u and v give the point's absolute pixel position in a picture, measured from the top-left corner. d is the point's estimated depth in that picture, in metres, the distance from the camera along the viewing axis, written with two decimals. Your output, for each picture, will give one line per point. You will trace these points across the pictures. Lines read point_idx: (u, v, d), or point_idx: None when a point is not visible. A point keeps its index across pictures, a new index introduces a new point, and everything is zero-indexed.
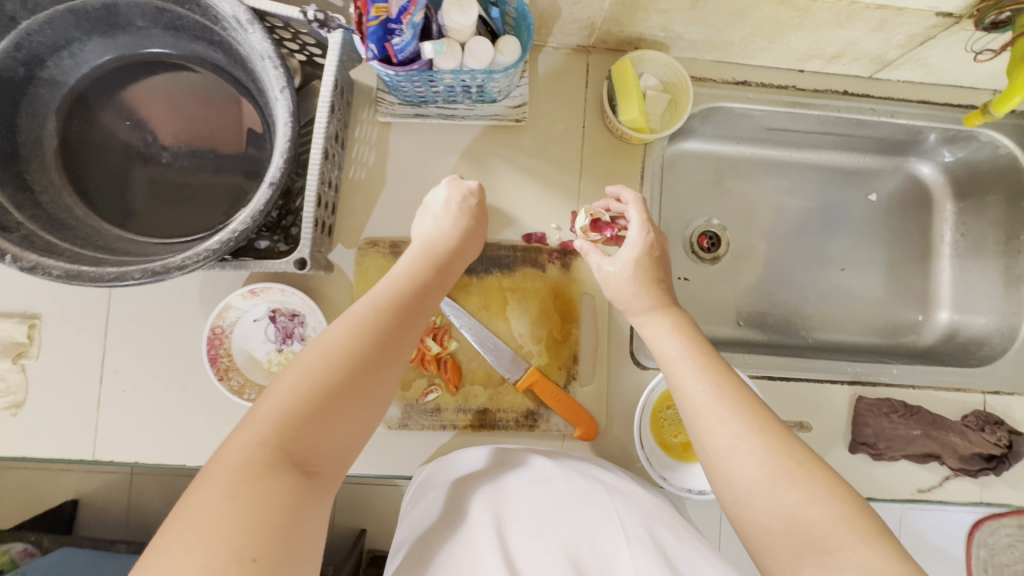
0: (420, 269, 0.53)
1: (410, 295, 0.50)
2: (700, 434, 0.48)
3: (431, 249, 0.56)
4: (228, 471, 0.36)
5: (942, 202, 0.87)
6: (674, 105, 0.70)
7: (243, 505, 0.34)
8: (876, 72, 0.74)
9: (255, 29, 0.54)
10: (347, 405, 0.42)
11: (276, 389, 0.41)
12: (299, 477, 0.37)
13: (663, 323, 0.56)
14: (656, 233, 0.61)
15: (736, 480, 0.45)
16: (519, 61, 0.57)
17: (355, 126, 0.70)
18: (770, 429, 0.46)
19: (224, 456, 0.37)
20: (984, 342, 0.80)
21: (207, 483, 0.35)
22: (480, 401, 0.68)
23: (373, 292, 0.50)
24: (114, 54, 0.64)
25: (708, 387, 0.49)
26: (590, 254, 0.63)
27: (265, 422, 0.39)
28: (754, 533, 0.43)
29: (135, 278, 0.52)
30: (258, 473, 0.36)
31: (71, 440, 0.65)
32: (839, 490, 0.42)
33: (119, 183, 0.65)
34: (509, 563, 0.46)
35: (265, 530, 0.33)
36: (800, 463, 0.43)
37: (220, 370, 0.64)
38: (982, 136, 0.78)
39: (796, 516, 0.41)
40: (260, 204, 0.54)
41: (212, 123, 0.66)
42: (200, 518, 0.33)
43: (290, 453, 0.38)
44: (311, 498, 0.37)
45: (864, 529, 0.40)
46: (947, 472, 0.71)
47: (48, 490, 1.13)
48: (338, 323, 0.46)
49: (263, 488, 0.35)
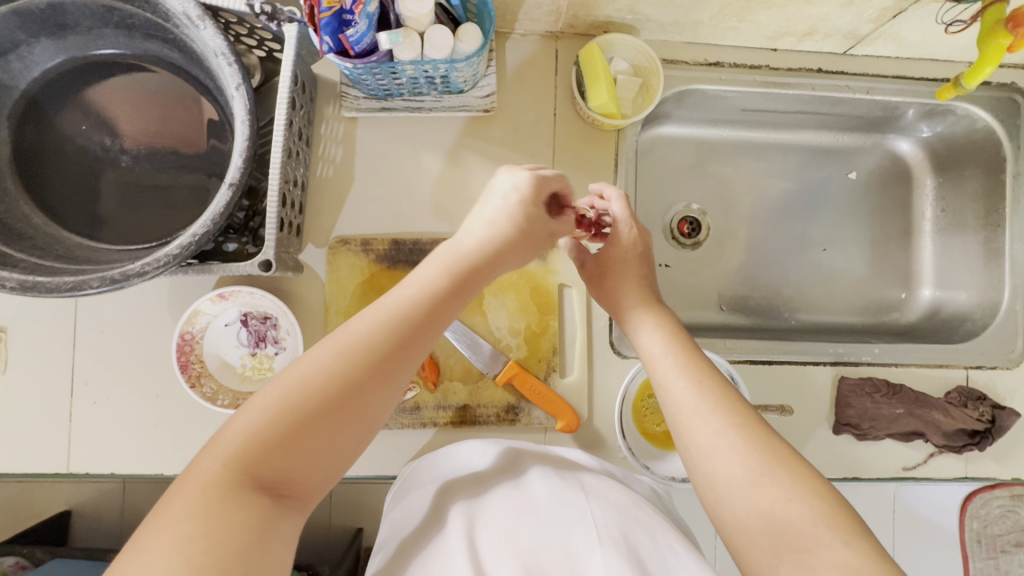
0: (436, 281, 0.47)
1: (423, 307, 0.45)
2: (681, 431, 0.47)
3: (460, 253, 0.50)
4: (194, 489, 0.35)
5: (923, 177, 0.87)
6: (646, 89, 0.69)
7: (205, 527, 0.33)
8: (849, 48, 0.73)
9: (206, 24, 0.53)
10: (329, 431, 0.39)
11: (253, 407, 0.39)
12: (266, 502, 0.36)
13: (647, 318, 0.55)
14: (641, 229, 0.60)
15: (717, 478, 0.44)
16: (482, 49, 0.56)
17: (321, 122, 0.68)
18: (751, 426, 0.45)
19: (193, 471, 0.36)
20: (966, 316, 0.80)
21: (176, 495, 0.35)
22: (460, 397, 0.68)
23: (384, 301, 0.45)
24: (66, 56, 0.62)
25: (689, 384, 0.48)
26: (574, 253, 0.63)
27: (235, 442, 0.37)
28: (733, 532, 0.43)
29: (93, 286, 0.50)
30: (222, 495, 0.35)
31: (44, 454, 0.64)
32: (819, 489, 0.42)
33: (79, 189, 0.63)
34: (477, 566, 0.45)
35: (223, 555, 0.32)
36: (780, 461, 0.43)
37: (191, 377, 0.63)
38: (958, 109, 0.77)
39: (774, 517, 0.41)
40: (220, 206, 0.52)
41: (171, 124, 0.64)
42: (161, 537, 0.32)
43: (259, 477, 0.36)
44: (279, 524, 0.36)
45: (843, 528, 0.40)
46: (932, 449, 0.71)
47: (36, 504, 1.12)
48: (331, 337, 0.43)
49: (226, 517, 0.34)
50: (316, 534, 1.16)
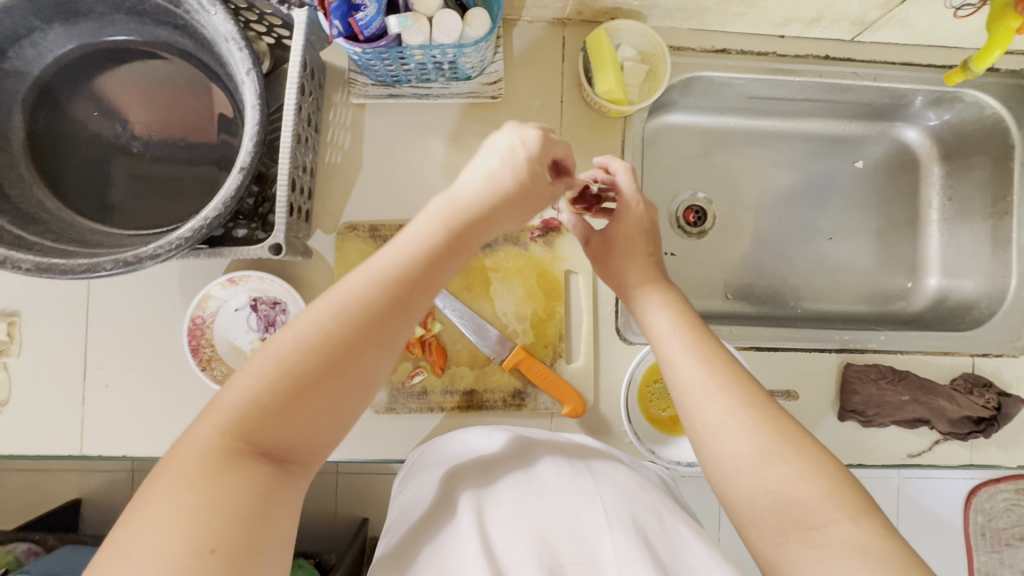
0: (429, 236, 0.44)
1: (416, 265, 0.43)
2: (687, 410, 0.48)
3: (454, 206, 0.46)
4: (193, 457, 0.36)
5: (930, 166, 0.86)
6: (653, 76, 0.69)
7: (205, 496, 0.34)
8: (857, 35, 0.73)
9: (217, 9, 0.53)
10: (324, 394, 0.39)
11: (246, 374, 0.39)
12: (267, 467, 0.37)
13: (654, 297, 0.55)
14: (647, 204, 0.60)
15: (725, 457, 0.44)
16: (490, 34, 0.56)
17: (330, 109, 0.68)
18: (759, 405, 0.45)
19: (189, 440, 0.37)
20: (972, 305, 0.80)
21: (172, 464, 0.36)
22: (467, 382, 0.68)
23: (375, 258, 0.43)
24: (78, 42, 0.63)
25: (696, 362, 0.48)
26: (577, 227, 0.63)
27: (230, 410, 0.37)
28: (740, 509, 0.43)
29: (107, 269, 0.51)
30: (221, 464, 0.35)
31: (58, 437, 0.65)
32: (827, 466, 0.42)
33: (91, 176, 0.64)
34: (490, 553, 0.45)
35: (225, 522, 0.33)
36: (787, 439, 0.43)
37: (202, 360, 0.64)
38: (966, 96, 0.77)
39: (782, 495, 0.41)
40: (231, 189, 0.53)
41: (181, 111, 0.65)
42: (162, 505, 0.33)
43: (257, 443, 0.37)
44: (282, 489, 0.37)
45: (850, 506, 0.40)
46: (937, 436, 0.71)
47: (48, 491, 1.13)
48: (321, 298, 0.41)
49: (226, 485, 0.34)
50: (323, 523, 1.17)
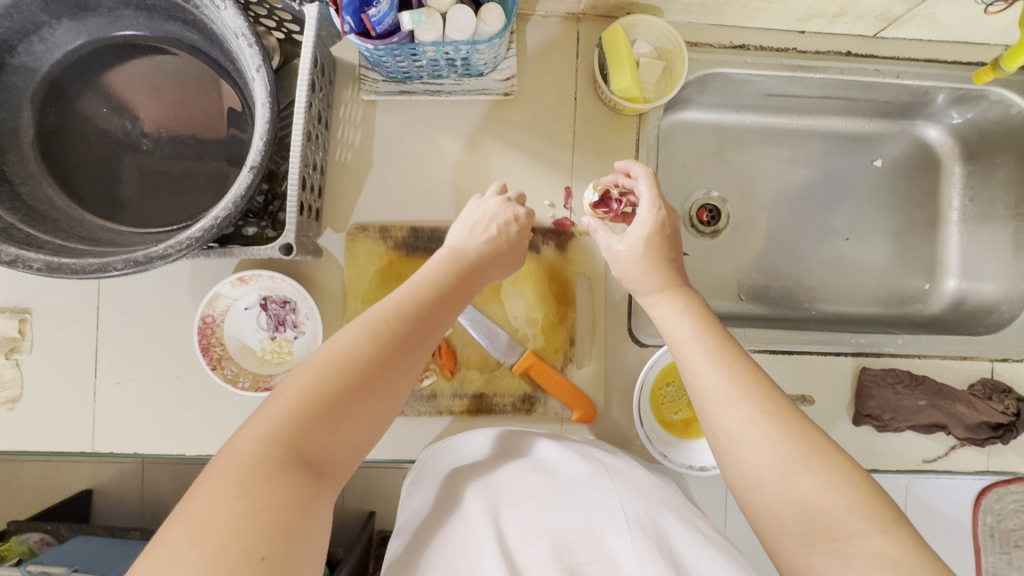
0: (444, 278, 0.50)
1: (435, 300, 0.48)
2: (709, 417, 0.47)
3: (460, 258, 0.53)
4: (235, 467, 0.35)
5: (951, 165, 0.84)
6: (669, 72, 0.68)
7: (252, 503, 0.33)
8: (881, 30, 0.71)
9: (226, 5, 0.52)
10: (360, 411, 0.40)
11: (286, 389, 0.39)
12: (308, 478, 0.36)
13: (674, 304, 0.54)
14: (667, 210, 0.58)
15: (747, 465, 0.44)
16: (504, 31, 0.55)
17: (340, 106, 0.67)
18: (783, 414, 0.45)
19: (230, 452, 0.36)
20: (992, 309, 0.79)
21: (214, 475, 0.35)
22: (475, 385, 0.68)
23: (399, 292, 0.48)
24: (86, 38, 0.62)
25: (719, 369, 0.48)
26: (599, 231, 0.60)
27: (273, 421, 0.38)
28: (763, 519, 0.43)
29: (118, 268, 0.51)
30: (268, 472, 0.35)
31: (70, 433, 0.65)
32: (854, 477, 0.42)
33: (101, 173, 0.64)
34: (505, 552, 0.45)
35: (273, 530, 0.33)
36: (813, 449, 0.43)
37: (212, 359, 0.63)
38: (991, 94, 0.75)
39: (808, 505, 0.41)
40: (242, 188, 0.52)
41: (191, 107, 0.64)
42: (208, 513, 0.32)
43: (300, 454, 0.37)
44: (318, 501, 0.36)
45: (880, 517, 0.40)
46: (954, 442, 0.70)
47: (60, 483, 1.15)
48: (354, 323, 0.44)
49: (272, 490, 0.34)
50: (330, 516, 1.18)
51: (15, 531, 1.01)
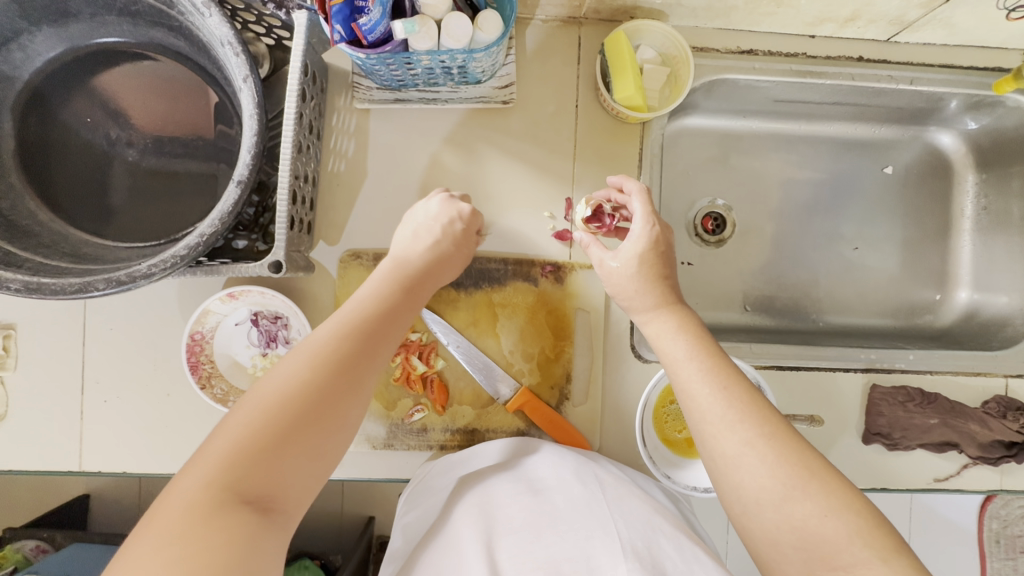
0: (386, 290, 0.49)
1: (382, 317, 0.46)
2: (706, 440, 0.45)
3: (402, 266, 0.51)
4: (170, 518, 0.33)
5: (964, 173, 0.82)
6: (674, 79, 0.65)
7: (184, 557, 0.31)
8: (894, 35, 0.68)
9: (211, 11, 0.50)
10: (300, 440, 0.38)
11: (224, 428, 0.38)
12: (251, 517, 0.34)
13: (669, 321, 0.52)
14: (661, 226, 0.56)
15: (745, 490, 0.42)
16: (502, 39, 0.52)
17: (333, 114, 0.65)
18: (780, 436, 0.43)
19: (168, 499, 0.35)
20: (1006, 322, 0.76)
21: (152, 525, 0.33)
22: (467, 420, 0.65)
23: (344, 312, 0.46)
24: (68, 45, 0.60)
25: (715, 391, 0.46)
26: (591, 247, 0.58)
27: (210, 461, 0.36)
28: (761, 546, 0.41)
29: (100, 289, 0.49)
30: (204, 515, 0.33)
31: (57, 452, 0.64)
32: (856, 504, 0.40)
33: (86, 185, 0.61)
34: None
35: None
36: (813, 473, 0.41)
37: (202, 378, 0.62)
38: (1008, 101, 0.72)
39: (808, 532, 0.39)
40: (228, 204, 0.50)
41: (178, 117, 0.62)
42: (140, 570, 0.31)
43: (239, 492, 0.35)
44: (264, 539, 0.34)
45: (881, 545, 0.38)
46: (966, 460, 0.68)
47: (55, 489, 1.13)
48: (294, 352, 0.43)
49: (205, 542, 0.32)
50: (328, 523, 1.17)
51: (10, 538, 1.00)
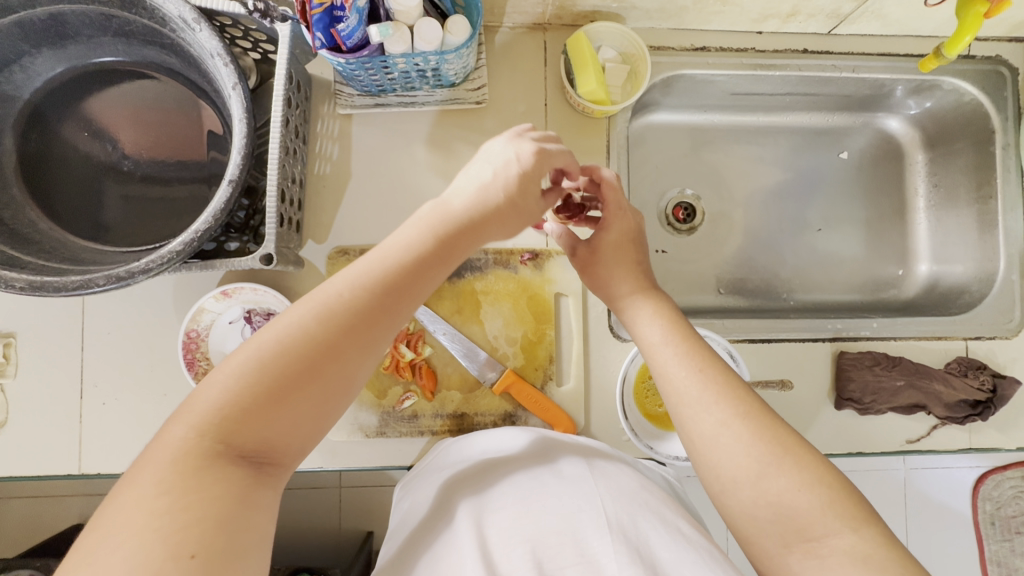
0: (417, 241, 0.45)
1: (393, 273, 0.43)
2: (683, 421, 0.47)
3: (443, 213, 0.46)
4: (171, 460, 0.35)
5: (914, 154, 0.87)
6: (634, 75, 0.70)
7: (186, 499, 0.34)
8: (833, 28, 0.74)
9: (202, 27, 0.54)
10: (298, 397, 0.39)
11: (222, 373, 0.39)
12: (245, 469, 0.37)
13: (645, 307, 0.55)
14: (632, 213, 0.59)
15: (721, 468, 0.44)
16: (470, 40, 0.57)
17: (317, 121, 0.69)
18: (755, 415, 0.45)
19: (164, 443, 0.37)
20: (964, 289, 0.80)
21: (147, 468, 0.35)
22: (456, 405, 0.68)
23: (355, 267, 0.43)
24: (67, 65, 0.64)
25: (691, 372, 0.48)
26: (563, 238, 0.62)
27: (206, 411, 0.37)
28: (740, 522, 0.43)
29: (100, 285, 0.52)
30: (197, 466, 0.35)
31: (57, 456, 0.65)
32: (827, 477, 0.42)
33: (83, 196, 0.65)
34: (487, 558, 0.44)
35: (204, 529, 0.33)
36: (786, 450, 0.43)
37: (198, 373, 0.65)
38: (945, 84, 0.78)
39: (782, 505, 0.41)
40: (221, 203, 0.53)
41: (171, 129, 0.66)
42: (133, 512, 0.33)
43: (234, 445, 0.37)
44: (256, 489, 0.37)
45: (852, 515, 0.40)
46: (935, 421, 0.72)
47: (51, 518, 1.13)
48: (302, 301, 0.42)
49: (210, 486, 0.35)
50: (327, 537, 1.16)
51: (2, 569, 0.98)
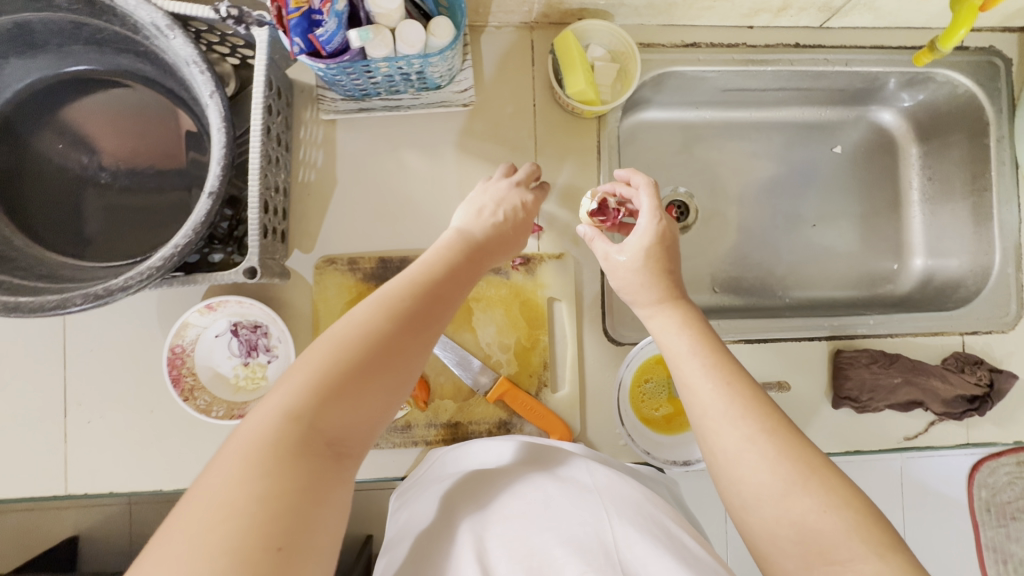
0: (452, 257, 0.52)
1: (440, 279, 0.49)
2: (707, 436, 0.46)
3: (465, 241, 0.55)
4: (255, 449, 0.35)
5: (907, 147, 0.86)
6: (624, 74, 0.69)
7: (273, 487, 0.34)
8: (826, 21, 0.73)
9: (175, 34, 0.52)
10: (373, 386, 0.41)
11: (300, 366, 0.40)
12: (327, 457, 0.37)
13: (673, 317, 0.54)
14: (667, 221, 0.58)
15: (745, 485, 0.43)
16: (455, 42, 0.55)
17: (300, 127, 0.68)
18: (781, 432, 0.44)
19: (244, 434, 0.37)
20: (959, 283, 0.80)
21: (229, 458, 0.35)
22: (450, 414, 0.67)
23: (410, 274, 0.49)
24: (38, 75, 0.62)
25: (718, 386, 0.47)
26: (596, 241, 0.60)
27: (289, 399, 0.38)
28: (760, 540, 0.42)
29: (78, 304, 0.50)
30: (283, 454, 0.35)
31: (42, 477, 0.64)
32: (853, 500, 0.41)
33: (60, 210, 0.63)
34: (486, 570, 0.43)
35: (289, 520, 0.33)
36: (812, 469, 0.42)
37: (184, 390, 0.63)
38: (939, 76, 0.77)
39: (807, 527, 0.40)
40: (201, 216, 0.52)
41: (149, 138, 0.64)
42: (219, 503, 0.33)
43: (318, 434, 0.38)
44: (335, 479, 0.37)
45: (876, 540, 0.39)
46: (932, 418, 0.72)
47: (43, 531, 1.11)
48: (370, 300, 0.45)
49: (296, 474, 0.35)
50: None
51: None
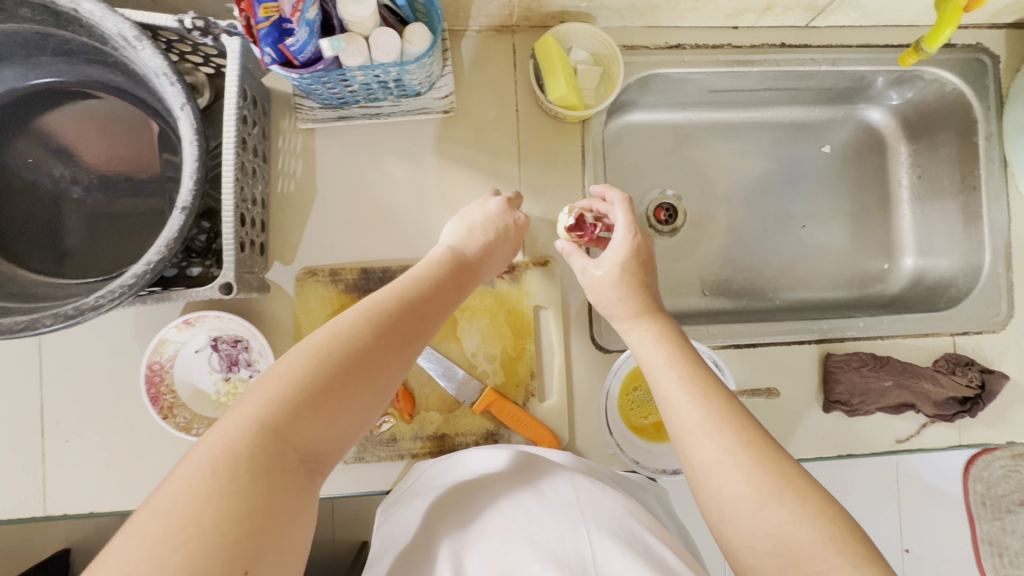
0: (439, 271, 0.53)
1: (426, 296, 0.49)
2: (685, 448, 0.46)
3: (454, 256, 0.55)
4: (228, 457, 0.35)
5: (897, 146, 0.86)
6: (607, 77, 0.68)
7: (245, 502, 0.33)
8: (811, 20, 0.73)
9: (144, 44, 0.50)
10: (352, 400, 0.41)
11: (282, 373, 0.40)
12: (300, 470, 0.37)
13: (650, 330, 0.54)
14: (642, 236, 0.59)
15: (722, 498, 0.42)
16: (431, 49, 0.54)
17: (278, 136, 0.66)
18: (758, 443, 0.43)
19: (217, 439, 0.36)
20: (950, 283, 0.79)
21: (199, 464, 0.34)
22: (436, 426, 0.66)
23: (397, 287, 0.49)
24: (4, 88, 0.60)
25: (694, 399, 0.47)
26: (574, 256, 0.59)
27: (268, 406, 0.38)
28: (739, 552, 0.41)
29: (48, 324, 0.48)
30: (257, 466, 0.35)
31: (20, 497, 0.62)
32: (828, 510, 0.40)
33: (31, 225, 0.61)
34: None
35: (259, 540, 0.32)
36: (788, 480, 0.41)
37: (163, 408, 0.62)
38: (926, 74, 0.76)
39: (783, 538, 0.39)
40: (173, 230, 0.50)
41: (123, 150, 0.63)
42: (186, 515, 0.31)
43: (293, 445, 0.37)
44: (305, 495, 0.37)
45: (853, 551, 0.38)
46: (924, 420, 0.71)
47: (37, 543, 1.09)
48: (356, 311, 0.45)
49: (269, 489, 0.34)
50: (321, 550, 1.14)
51: None
